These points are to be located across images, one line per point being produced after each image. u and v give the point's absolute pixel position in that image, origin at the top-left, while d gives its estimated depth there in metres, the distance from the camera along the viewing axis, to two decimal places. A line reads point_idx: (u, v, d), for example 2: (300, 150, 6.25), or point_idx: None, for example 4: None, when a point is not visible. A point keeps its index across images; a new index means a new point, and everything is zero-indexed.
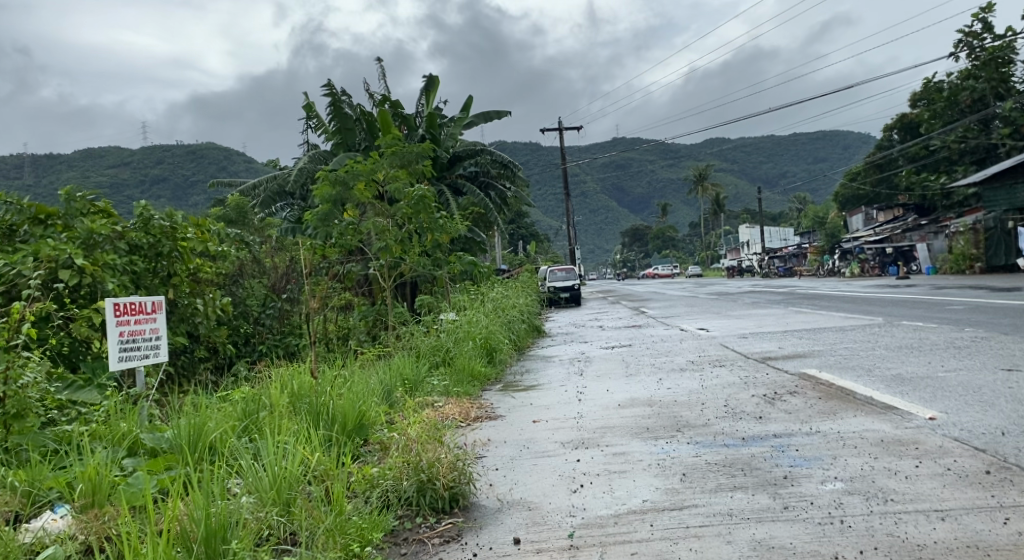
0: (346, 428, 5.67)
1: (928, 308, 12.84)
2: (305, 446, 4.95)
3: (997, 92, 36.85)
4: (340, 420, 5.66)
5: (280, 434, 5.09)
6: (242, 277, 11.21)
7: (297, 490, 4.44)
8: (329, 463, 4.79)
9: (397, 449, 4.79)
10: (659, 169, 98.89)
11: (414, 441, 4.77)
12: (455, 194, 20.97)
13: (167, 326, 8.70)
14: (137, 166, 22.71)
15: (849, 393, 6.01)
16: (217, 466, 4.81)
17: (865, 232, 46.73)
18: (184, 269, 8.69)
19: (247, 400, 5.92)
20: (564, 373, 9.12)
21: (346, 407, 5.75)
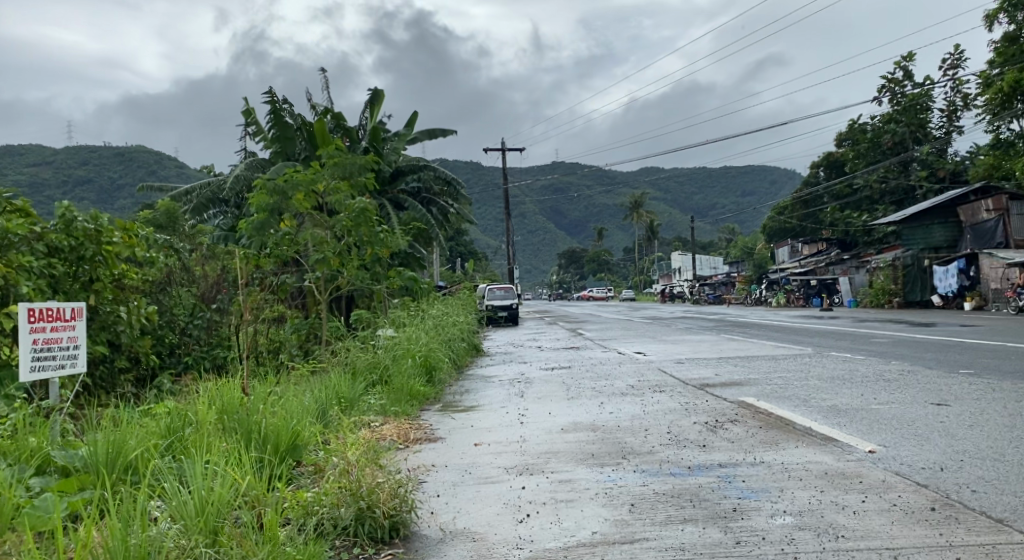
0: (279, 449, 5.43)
1: (852, 341, 13.12)
2: (234, 468, 4.71)
3: (916, 136, 38.50)
4: (272, 440, 5.40)
5: (207, 454, 4.84)
6: (170, 285, 10.84)
7: (225, 516, 4.21)
8: (261, 488, 4.56)
9: (335, 474, 4.59)
10: (597, 194, 100.04)
11: (353, 465, 4.58)
12: (396, 208, 20.77)
13: (86, 334, 8.33)
14: (60, 168, 22.10)
15: (788, 422, 6.01)
16: (135, 489, 4.53)
17: (794, 264, 47.88)
18: (108, 274, 8.30)
19: (172, 416, 5.63)
20: (505, 394, 8.99)
21: (280, 426, 5.51)
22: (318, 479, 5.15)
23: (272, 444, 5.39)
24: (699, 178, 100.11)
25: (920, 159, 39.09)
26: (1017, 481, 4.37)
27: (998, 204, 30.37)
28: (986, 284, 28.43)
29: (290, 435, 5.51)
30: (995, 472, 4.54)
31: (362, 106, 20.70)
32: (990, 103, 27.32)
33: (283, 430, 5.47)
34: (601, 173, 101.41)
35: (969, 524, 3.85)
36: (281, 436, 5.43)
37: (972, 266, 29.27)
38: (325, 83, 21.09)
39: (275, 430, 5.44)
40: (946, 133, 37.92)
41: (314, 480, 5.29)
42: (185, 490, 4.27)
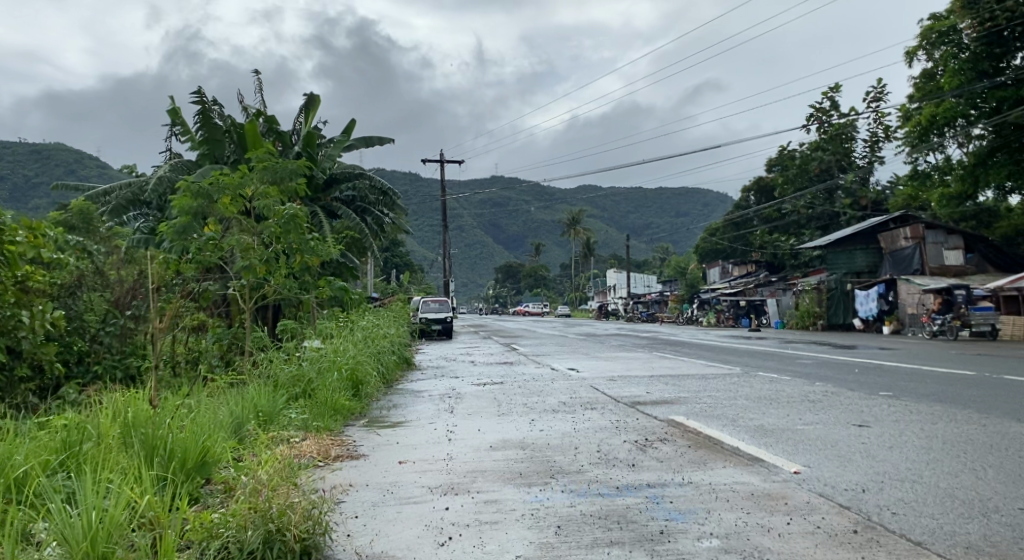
0: (186, 465, 5.20)
1: (779, 361, 13.30)
2: (131, 487, 4.49)
3: (841, 165, 39.68)
4: (178, 456, 5.15)
5: (102, 472, 4.59)
6: (81, 289, 10.43)
7: (116, 540, 4.00)
8: (160, 508, 4.34)
9: (244, 493, 4.39)
10: (534, 210, 100.54)
11: (263, 485, 4.38)
12: (329, 217, 20.46)
13: None
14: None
15: (717, 441, 6.01)
16: (18, 510, 4.27)
17: (725, 284, 48.77)
18: (9, 276, 7.90)
19: (69, 428, 5.35)
20: (433, 410, 8.84)
21: (188, 442, 5.25)
22: (227, 498, 4.94)
23: (178, 460, 5.15)
24: (635, 198, 101.41)
25: (845, 187, 40.27)
26: (934, 503, 4.42)
27: (915, 233, 31.37)
28: (903, 308, 29.44)
29: (199, 452, 5.29)
30: (914, 494, 4.58)
31: (297, 111, 20.36)
32: (910, 135, 28.28)
33: (191, 447, 5.24)
34: (539, 189, 101.95)
35: (890, 547, 3.86)
36: (188, 453, 5.20)
37: (891, 291, 30.19)
38: (260, 86, 20.70)
39: (183, 446, 5.21)
40: (869, 163, 39.15)
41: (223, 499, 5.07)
42: (72, 510, 4.05)
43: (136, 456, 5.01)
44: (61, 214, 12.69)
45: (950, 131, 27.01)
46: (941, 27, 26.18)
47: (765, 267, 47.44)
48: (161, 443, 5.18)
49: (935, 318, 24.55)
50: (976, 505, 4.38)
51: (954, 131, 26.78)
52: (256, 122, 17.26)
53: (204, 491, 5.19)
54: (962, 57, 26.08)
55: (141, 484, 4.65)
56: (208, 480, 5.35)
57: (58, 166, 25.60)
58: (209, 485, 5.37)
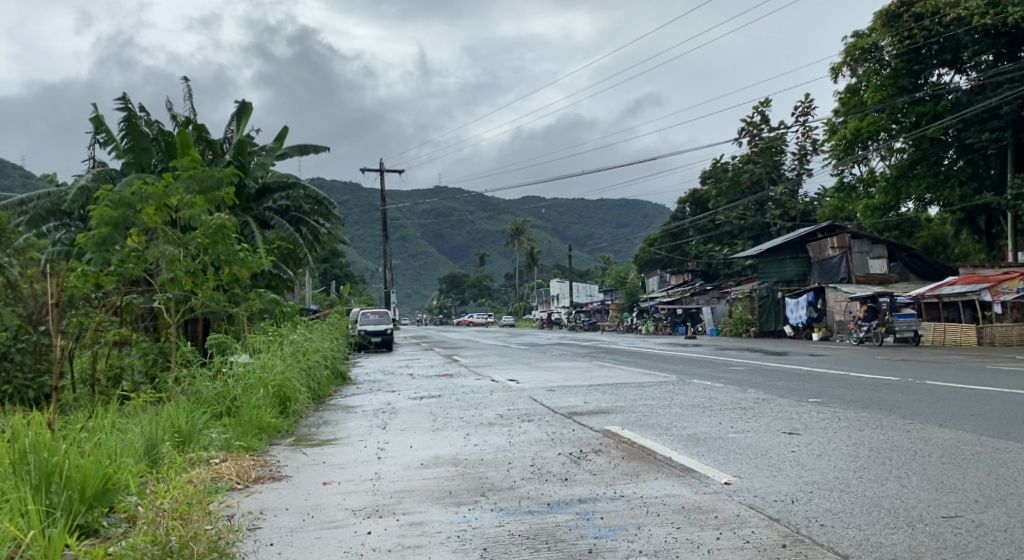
0: (86, 494, 4.92)
1: (714, 369, 13.37)
2: (16, 523, 4.22)
3: (773, 176, 40.50)
4: (77, 484, 4.89)
5: None
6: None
7: None
8: (49, 543, 4.09)
9: (141, 525, 4.17)
10: (474, 220, 100.48)
11: (162, 516, 4.17)
12: (261, 227, 20.04)
13: None
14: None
15: (650, 452, 5.95)
16: None
17: (663, 293, 49.33)
18: None
19: None
20: (366, 426, 8.63)
21: (89, 469, 5.00)
22: (129, 529, 4.68)
23: (77, 489, 4.88)
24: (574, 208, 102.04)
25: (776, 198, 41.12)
26: (862, 514, 4.41)
27: (842, 242, 32.08)
28: (831, 315, 30.10)
29: (100, 478, 5.03)
30: (842, 505, 4.56)
31: (228, 119, 19.92)
32: (836, 148, 29.06)
33: (91, 474, 4.97)
34: (478, 200, 101.86)
35: None
36: (89, 480, 4.93)
37: (820, 299, 30.88)
38: (189, 94, 20.21)
39: (83, 473, 4.94)
40: (799, 174, 40.06)
41: (126, 529, 4.82)
42: None
43: (28, 485, 4.74)
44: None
45: (874, 144, 27.81)
46: (863, 45, 26.76)
47: (701, 276, 48.14)
48: (61, 469, 4.90)
49: (862, 324, 25.20)
50: (902, 515, 4.38)
51: (878, 144, 27.59)
52: (185, 129, 16.81)
53: (107, 521, 4.93)
54: (885, 73, 26.76)
55: (30, 518, 4.38)
56: (111, 508, 5.09)
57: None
58: (114, 513, 5.12)
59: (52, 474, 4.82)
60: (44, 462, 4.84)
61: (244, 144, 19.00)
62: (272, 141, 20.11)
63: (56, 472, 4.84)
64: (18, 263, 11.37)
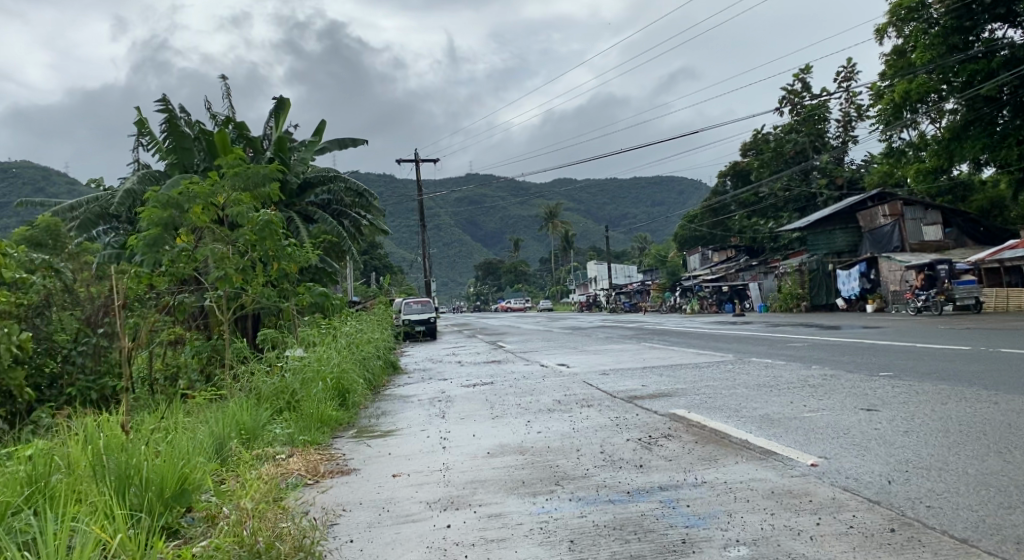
0: (165, 494, 4.85)
1: (770, 346, 13.09)
2: (101, 525, 4.13)
3: (815, 146, 39.67)
4: (155, 485, 4.81)
5: (73, 509, 4.26)
6: (50, 308, 10.08)
7: None
8: (135, 546, 3.99)
9: (224, 527, 4.06)
10: (510, 206, 100.32)
11: (244, 517, 4.06)
12: (305, 222, 20.10)
13: None
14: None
15: (724, 435, 5.76)
16: None
17: (706, 270, 48.76)
18: None
19: (36, 459, 5.03)
20: (425, 416, 8.54)
21: (166, 468, 4.92)
22: (210, 529, 4.59)
23: (155, 489, 4.81)
24: (610, 189, 101.29)
25: (820, 168, 40.30)
26: (969, 493, 4.20)
27: (894, 209, 31.40)
28: (885, 286, 29.50)
29: (177, 477, 4.96)
30: (945, 483, 4.36)
31: (266, 116, 19.96)
32: (883, 112, 28.36)
33: (168, 473, 4.90)
34: (514, 185, 101.58)
35: (933, 546, 3.65)
36: (166, 481, 4.86)
37: (872, 269, 30.30)
38: (227, 93, 20.30)
39: (160, 473, 4.86)
40: (843, 142, 39.20)
41: (206, 529, 4.74)
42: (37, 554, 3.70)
43: (108, 487, 4.67)
44: (26, 232, 12.30)
45: (923, 107, 27.00)
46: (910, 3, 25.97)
47: (744, 252, 47.47)
48: (138, 471, 4.82)
49: (918, 293, 24.61)
50: (1013, 494, 4.16)
51: (926, 108, 26.78)
52: (226, 128, 16.85)
53: (186, 521, 4.85)
54: (932, 32, 25.82)
55: (115, 521, 4.28)
56: (189, 508, 5.02)
57: (29, 186, 25.01)
58: (191, 513, 5.06)
59: (130, 476, 4.74)
60: (121, 465, 4.77)
61: (284, 140, 19.04)
62: (311, 135, 20.12)
63: (134, 474, 4.79)
64: (73, 267, 11.49)
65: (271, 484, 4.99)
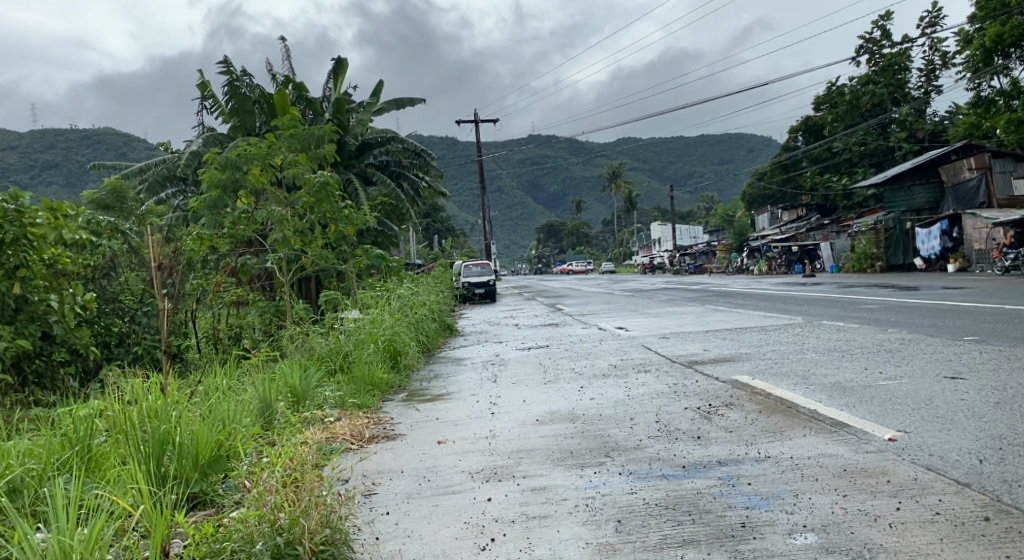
0: (200, 461, 4.69)
1: (842, 308, 12.46)
2: (122, 496, 3.93)
3: (894, 97, 37.89)
4: (191, 453, 4.63)
5: (100, 479, 4.08)
6: (115, 269, 10.12)
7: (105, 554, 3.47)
8: (157, 517, 3.79)
9: (251, 500, 3.84)
10: (574, 166, 99.34)
11: (268, 490, 3.83)
12: (364, 183, 19.96)
13: (15, 326, 7.94)
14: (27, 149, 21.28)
15: (790, 405, 5.34)
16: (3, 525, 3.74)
17: (774, 231, 47.42)
18: (37, 259, 7.97)
19: (73, 422, 4.90)
20: (476, 379, 8.30)
21: (201, 435, 4.74)
22: (244, 498, 4.40)
23: (191, 457, 4.64)
24: (675, 149, 99.20)
25: (898, 122, 38.53)
26: None
27: (980, 162, 29.90)
28: (969, 245, 28.09)
29: (212, 444, 4.79)
30: None
31: (324, 76, 19.80)
32: (972, 58, 26.89)
33: (203, 439, 4.73)
34: (577, 145, 100.27)
35: None
36: (201, 448, 4.69)
37: (955, 228, 28.94)
38: (287, 53, 20.18)
39: (195, 438, 4.70)
40: (924, 93, 37.32)
41: (241, 497, 4.56)
42: (49, 527, 3.50)
43: (141, 454, 4.49)
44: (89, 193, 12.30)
45: (1016, 51, 25.50)
46: None
47: (815, 211, 46.01)
48: (172, 437, 4.65)
49: (1007, 252, 23.29)
50: None
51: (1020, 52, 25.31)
52: (286, 90, 16.71)
53: (222, 488, 4.67)
54: None
55: (142, 489, 4.09)
56: (225, 476, 4.85)
57: (103, 150, 25.44)
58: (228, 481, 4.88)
59: (164, 441, 4.58)
60: (155, 429, 4.61)
61: (341, 101, 18.92)
62: (368, 96, 19.91)
63: (168, 439, 4.61)
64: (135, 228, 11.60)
65: (309, 451, 4.79)
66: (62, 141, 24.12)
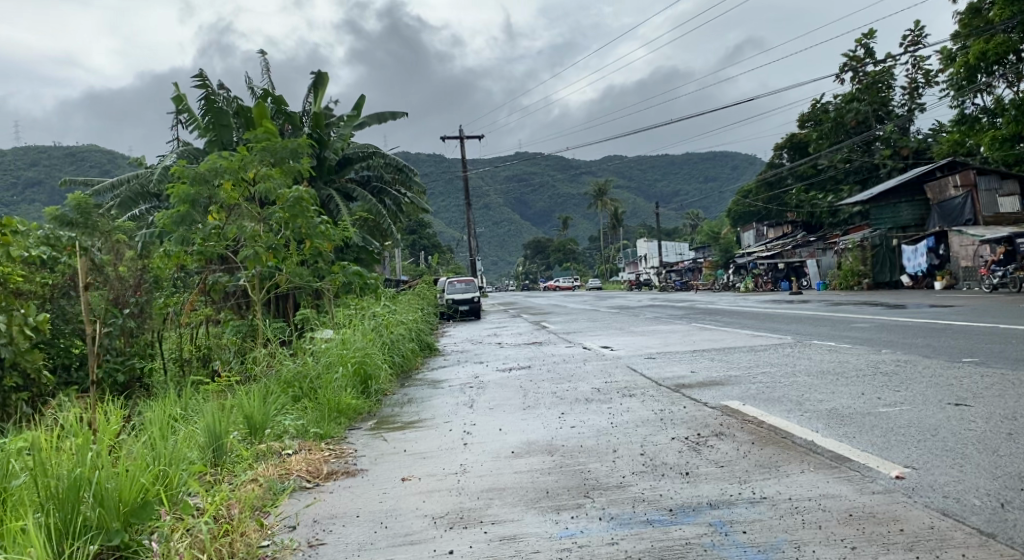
0: (122, 509, 4.33)
1: (832, 327, 12.08)
2: None
3: (878, 115, 37.96)
4: (112, 502, 4.29)
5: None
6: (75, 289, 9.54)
7: None
8: None
9: None
10: (560, 183, 99.29)
11: None
12: (344, 199, 19.55)
13: None
14: (9, 169, 20.81)
15: (786, 436, 4.94)
16: None
17: (760, 247, 47.28)
18: None
19: None
20: (452, 405, 7.85)
21: (124, 481, 4.39)
22: None
23: (112, 503, 4.30)
24: (661, 166, 99.17)
25: (883, 139, 38.47)
26: None
27: (966, 179, 29.67)
28: (955, 262, 27.95)
29: (138, 491, 4.43)
30: None
31: (306, 91, 19.42)
32: (956, 76, 26.82)
33: (128, 485, 4.39)
34: (564, 161, 99.99)
35: None
36: (124, 494, 4.35)
37: (941, 244, 28.72)
38: (267, 68, 19.81)
39: (119, 484, 4.35)
40: (909, 111, 37.31)
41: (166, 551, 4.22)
42: None
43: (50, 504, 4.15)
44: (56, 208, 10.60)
45: (999, 69, 25.44)
46: None
47: (801, 228, 45.88)
48: (93, 481, 4.31)
49: (995, 270, 23.17)
50: None
51: (1003, 69, 25.25)
52: (265, 103, 16.23)
53: (147, 541, 4.34)
54: None
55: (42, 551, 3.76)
56: (153, 526, 4.48)
57: (87, 167, 25.01)
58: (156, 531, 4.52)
59: (82, 486, 4.22)
60: (72, 473, 4.24)
61: (320, 115, 18.57)
62: (349, 110, 19.53)
63: (86, 485, 4.25)
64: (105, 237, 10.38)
65: (239, 506, 4.48)
66: (46, 159, 23.64)
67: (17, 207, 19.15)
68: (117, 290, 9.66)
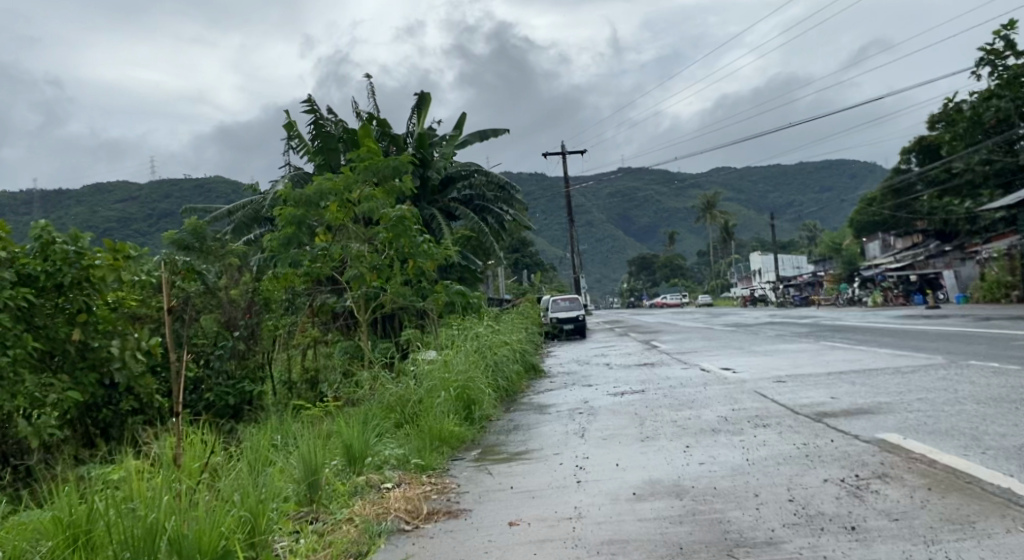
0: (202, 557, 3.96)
1: (989, 345, 10.74)
2: None
3: (1021, 112, 34.89)
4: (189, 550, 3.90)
5: None
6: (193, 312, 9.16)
7: None
8: None
9: None
10: (667, 198, 97.38)
11: None
12: (448, 219, 19.29)
13: (75, 374, 7.38)
14: (146, 200, 21.15)
15: (970, 480, 4.17)
16: None
17: (887, 260, 44.61)
18: (102, 305, 7.48)
19: (76, 500, 4.27)
20: (561, 433, 7.20)
21: (203, 528, 3.99)
22: None
23: (191, 552, 3.93)
24: (774, 176, 95.73)
25: None
26: None
27: None
28: None
29: (220, 536, 4.05)
30: None
31: (410, 113, 19.29)
32: None
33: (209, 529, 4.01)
34: (670, 175, 97.78)
35: None
36: (204, 541, 3.98)
37: None
38: (372, 90, 19.79)
39: (199, 528, 3.99)
40: None
41: None
42: None
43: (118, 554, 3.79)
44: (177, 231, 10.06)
45: None
46: None
47: (933, 237, 43.08)
48: (168, 525, 3.95)
49: None
50: None
51: None
52: (371, 124, 16.03)
53: None
54: None
55: None
56: None
57: (210, 195, 25.47)
58: None
59: (158, 533, 3.86)
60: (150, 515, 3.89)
61: (423, 136, 18.40)
62: (452, 129, 19.28)
63: (162, 531, 3.89)
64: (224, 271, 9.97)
65: None
66: (175, 190, 24.18)
67: (152, 237, 19.38)
68: (229, 313, 9.50)
